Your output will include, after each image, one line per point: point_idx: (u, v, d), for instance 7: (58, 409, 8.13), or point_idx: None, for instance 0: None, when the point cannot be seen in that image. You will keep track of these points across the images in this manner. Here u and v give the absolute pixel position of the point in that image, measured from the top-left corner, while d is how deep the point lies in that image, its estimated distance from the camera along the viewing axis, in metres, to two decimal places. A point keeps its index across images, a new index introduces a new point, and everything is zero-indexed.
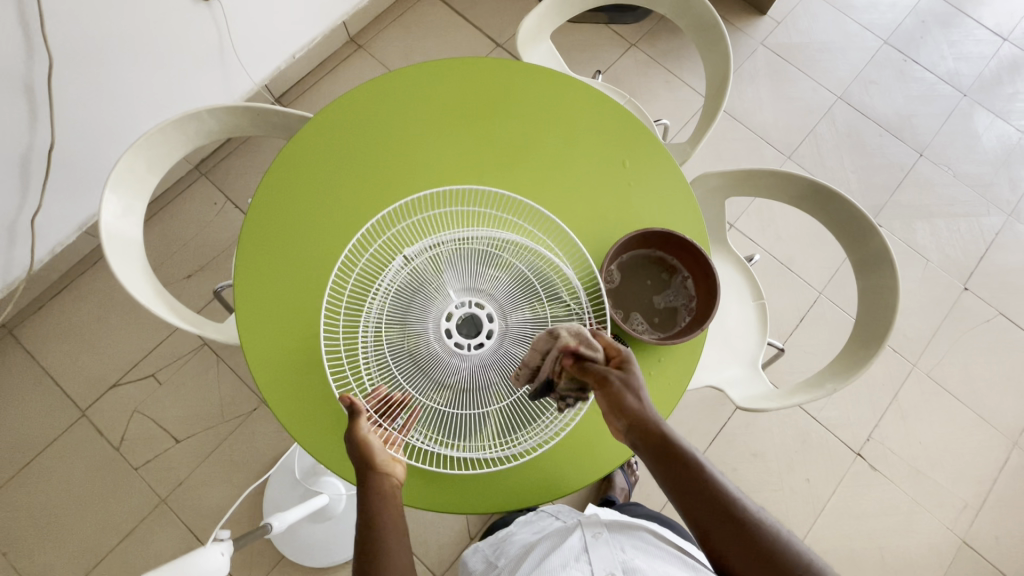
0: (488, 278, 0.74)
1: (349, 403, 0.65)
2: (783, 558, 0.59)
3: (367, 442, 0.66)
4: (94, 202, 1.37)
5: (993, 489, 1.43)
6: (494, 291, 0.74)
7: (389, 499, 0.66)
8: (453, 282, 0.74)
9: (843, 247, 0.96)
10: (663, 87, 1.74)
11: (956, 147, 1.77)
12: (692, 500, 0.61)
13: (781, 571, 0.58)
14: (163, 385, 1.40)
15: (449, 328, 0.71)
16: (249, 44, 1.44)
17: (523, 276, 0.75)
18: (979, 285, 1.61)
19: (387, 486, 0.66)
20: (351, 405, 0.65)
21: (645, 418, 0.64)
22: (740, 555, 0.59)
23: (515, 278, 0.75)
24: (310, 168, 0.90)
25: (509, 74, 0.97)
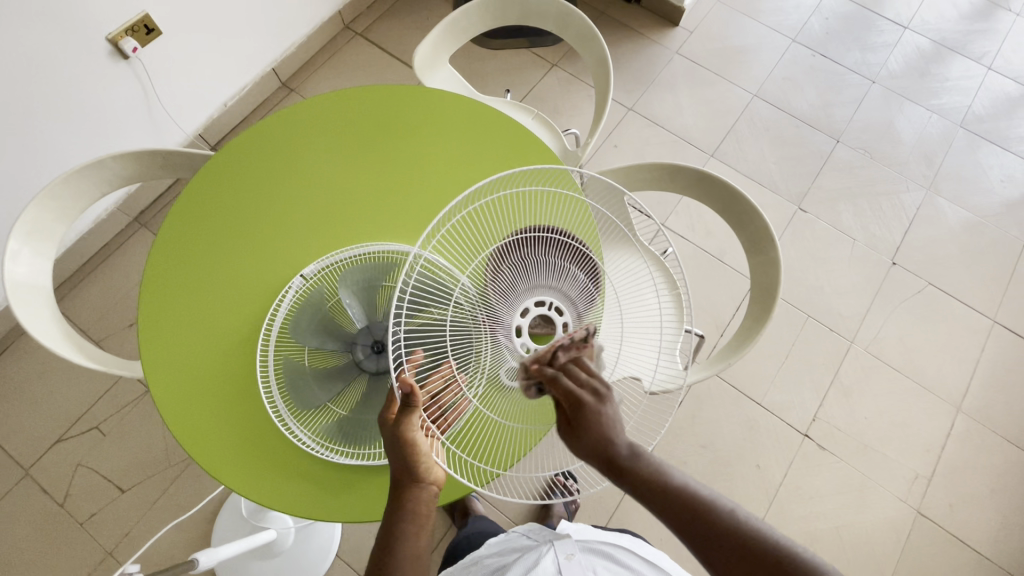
0: (557, 271, 0.71)
1: (409, 387, 0.65)
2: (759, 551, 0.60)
3: (412, 440, 0.69)
4: None
5: (942, 456, 1.44)
6: (564, 285, 0.71)
7: (417, 513, 0.68)
8: (515, 277, 0.70)
9: (733, 229, 1.00)
10: (586, 101, 1.82)
11: (871, 131, 1.85)
12: (678, 522, 0.62)
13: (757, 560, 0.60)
14: (107, 436, 1.40)
15: (521, 323, 0.68)
16: (175, 96, 1.51)
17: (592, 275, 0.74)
18: (906, 259, 1.66)
19: (423, 495, 0.69)
20: (410, 391, 0.66)
21: (607, 441, 0.59)
22: (738, 567, 0.60)
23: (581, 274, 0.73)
24: (211, 202, 0.94)
25: (393, 95, 1.03)
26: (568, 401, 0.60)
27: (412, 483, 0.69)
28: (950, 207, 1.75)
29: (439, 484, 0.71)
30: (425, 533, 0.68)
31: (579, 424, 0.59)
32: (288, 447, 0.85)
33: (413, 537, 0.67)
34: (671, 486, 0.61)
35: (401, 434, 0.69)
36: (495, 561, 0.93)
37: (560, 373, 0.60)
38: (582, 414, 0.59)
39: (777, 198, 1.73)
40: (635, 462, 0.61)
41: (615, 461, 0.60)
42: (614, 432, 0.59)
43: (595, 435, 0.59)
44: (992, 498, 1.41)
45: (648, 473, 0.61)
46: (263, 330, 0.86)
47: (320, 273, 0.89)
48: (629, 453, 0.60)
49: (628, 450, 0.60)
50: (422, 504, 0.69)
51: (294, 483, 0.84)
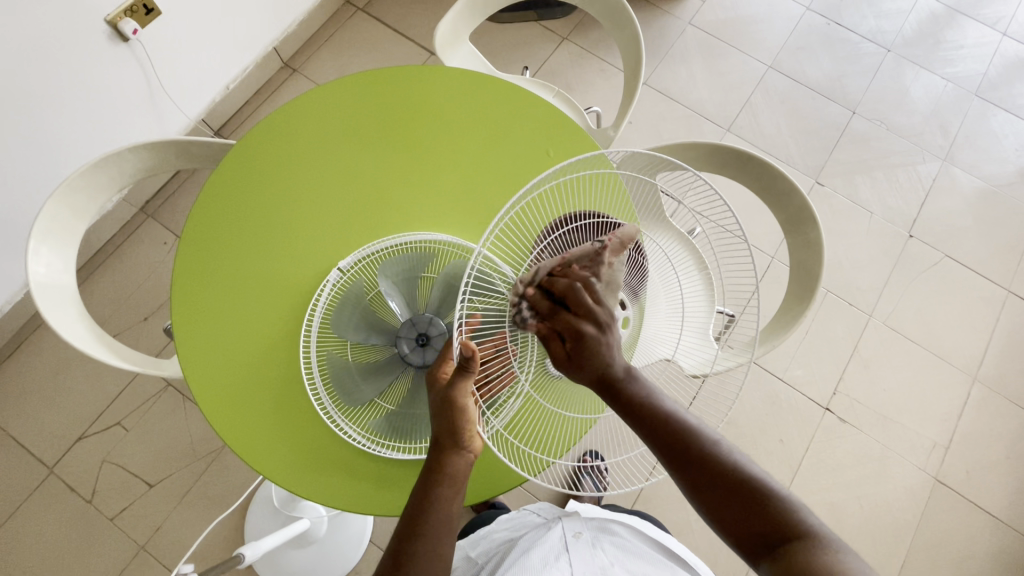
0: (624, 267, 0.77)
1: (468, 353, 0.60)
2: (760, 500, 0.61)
3: (462, 405, 0.66)
4: (19, 254, 1.30)
5: (958, 425, 1.48)
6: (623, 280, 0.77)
7: (451, 479, 0.67)
8: None
9: (772, 208, 0.98)
10: (598, 76, 1.77)
11: (886, 102, 1.83)
12: (673, 455, 0.63)
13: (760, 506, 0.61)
14: (130, 432, 1.38)
15: None
16: (178, 80, 1.44)
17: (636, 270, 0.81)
18: (923, 231, 1.66)
19: (459, 462, 0.68)
20: (469, 356, 0.60)
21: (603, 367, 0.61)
22: (736, 512, 0.61)
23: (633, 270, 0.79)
24: (237, 195, 0.91)
25: (415, 77, 0.98)
26: (570, 335, 0.59)
27: (453, 449, 0.68)
28: (965, 176, 1.75)
29: (477, 453, 0.70)
30: (457, 499, 0.68)
31: (580, 356, 0.59)
32: (338, 444, 0.84)
33: (447, 501, 0.67)
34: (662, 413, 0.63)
35: (452, 398, 0.66)
36: (506, 535, 0.94)
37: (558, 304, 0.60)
38: (582, 347, 0.59)
39: (794, 172, 1.72)
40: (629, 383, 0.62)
41: (612, 382, 0.61)
42: (611, 357, 0.61)
43: (596, 364, 0.61)
44: (1005, 462, 1.46)
45: (637, 397, 0.63)
46: (303, 329, 0.84)
47: (357, 266, 0.87)
48: (624, 373, 0.62)
49: (624, 371, 0.62)
50: (459, 470, 0.68)
51: (343, 477, 0.83)
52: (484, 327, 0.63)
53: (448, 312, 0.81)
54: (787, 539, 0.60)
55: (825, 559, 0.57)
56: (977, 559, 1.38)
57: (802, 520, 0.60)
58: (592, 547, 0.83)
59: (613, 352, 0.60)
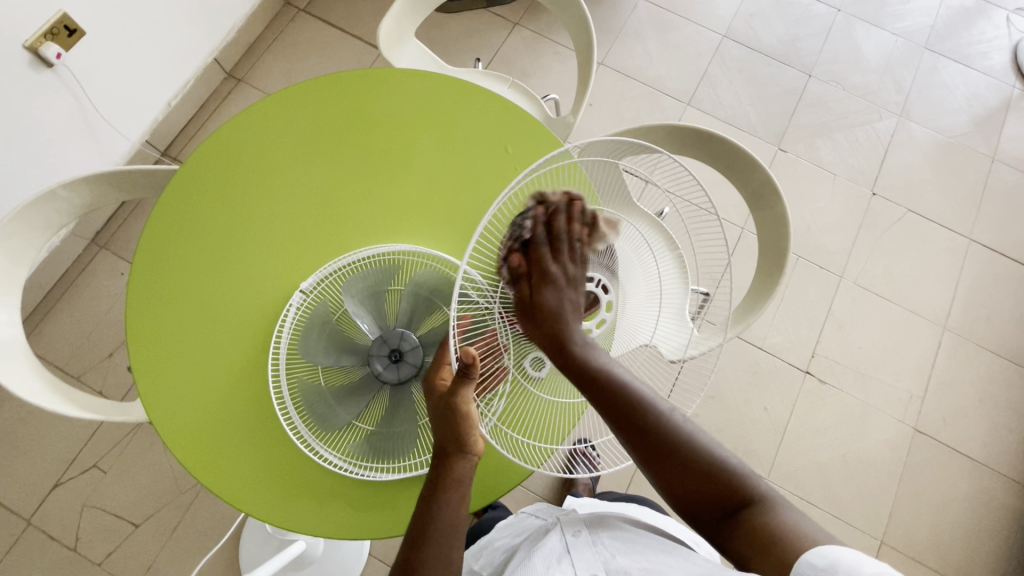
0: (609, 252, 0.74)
1: (471, 358, 0.59)
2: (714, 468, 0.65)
3: (465, 410, 0.65)
4: None
5: (932, 374, 1.52)
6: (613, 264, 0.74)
7: (459, 481, 0.67)
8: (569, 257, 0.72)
9: (734, 185, 0.98)
10: (554, 60, 1.73)
11: (840, 61, 1.83)
12: (625, 425, 0.65)
13: (714, 475, 0.65)
14: (108, 473, 1.34)
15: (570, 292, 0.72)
16: (112, 103, 1.37)
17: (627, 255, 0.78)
18: (885, 188, 1.69)
19: (464, 467, 0.67)
20: (471, 362, 0.59)
21: (560, 326, 0.63)
22: (689, 481, 0.65)
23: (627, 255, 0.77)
24: (188, 219, 0.86)
25: (364, 82, 0.94)
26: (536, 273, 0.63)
27: (457, 454, 0.67)
28: (920, 129, 1.77)
29: (480, 456, 0.68)
30: (462, 506, 0.67)
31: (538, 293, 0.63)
32: (320, 472, 0.82)
33: (452, 507, 0.66)
34: (618, 385, 0.65)
35: (454, 405, 0.65)
36: (508, 543, 0.93)
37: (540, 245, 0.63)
38: (544, 287, 0.63)
39: (757, 141, 1.72)
40: (583, 352, 0.64)
41: (564, 345, 0.63)
42: (569, 316, 0.64)
43: (553, 321, 0.63)
44: (978, 406, 1.51)
45: (593, 366, 0.64)
46: (270, 358, 0.81)
47: (318, 286, 0.83)
48: (581, 341, 0.64)
49: (581, 338, 0.64)
50: (465, 476, 0.67)
51: (327, 504, 0.82)
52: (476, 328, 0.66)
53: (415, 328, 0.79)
54: (740, 505, 0.64)
55: (779, 519, 0.62)
56: (958, 501, 1.44)
57: (755, 488, 0.65)
58: (592, 545, 0.81)
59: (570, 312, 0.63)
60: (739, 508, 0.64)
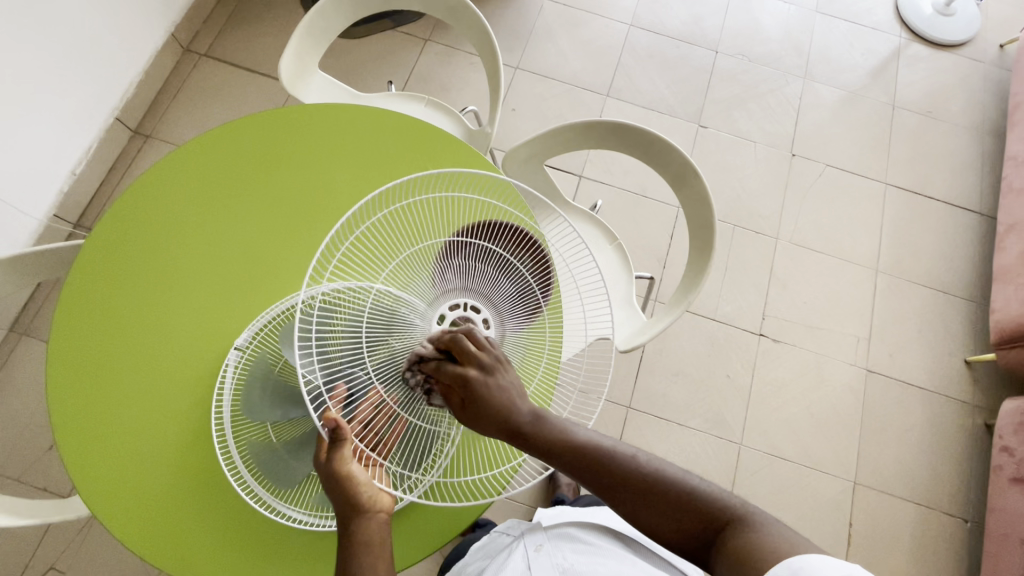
0: (487, 281, 0.68)
1: (334, 423, 0.60)
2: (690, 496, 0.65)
3: (348, 474, 0.65)
4: None
5: (874, 316, 1.61)
6: (492, 294, 0.69)
7: (370, 542, 0.65)
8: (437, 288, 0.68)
9: (655, 170, 1.00)
10: (470, 70, 1.74)
11: (742, 34, 1.92)
12: (596, 482, 0.66)
13: (692, 504, 0.64)
14: (68, 573, 1.25)
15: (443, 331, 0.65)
16: (9, 181, 1.28)
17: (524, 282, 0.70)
18: (803, 148, 1.78)
19: (372, 525, 0.65)
20: (336, 427, 0.60)
21: (507, 416, 0.63)
22: (671, 519, 0.64)
23: (518, 282, 0.69)
24: (104, 293, 0.82)
25: (271, 124, 0.92)
26: (458, 390, 0.60)
27: (357, 516, 0.65)
28: (825, 88, 1.87)
29: (388, 511, 0.67)
30: (381, 562, 0.64)
31: (472, 405, 0.61)
32: (287, 532, 0.79)
33: (369, 569, 0.63)
34: (577, 444, 0.66)
35: (335, 471, 0.65)
36: (478, 566, 0.91)
37: (445, 359, 0.61)
38: (475, 398, 0.61)
39: (678, 121, 1.78)
40: (538, 427, 0.65)
41: (519, 429, 0.64)
42: (511, 403, 0.63)
43: (496, 415, 0.62)
44: (919, 338, 1.60)
45: (553, 436, 0.66)
46: (214, 423, 0.78)
47: (252, 339, 0.79)
48: (531, 419, 0.65)
49: (531, 417, 0.65)
50: (374, 536, 0.65)
51: (300, 562, 0.78)
52: (354, 392, 0.62)
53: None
54: (724, 528, 0.63)
55: (759, 536, 0.60)
56: (917, 430, 1.52)
57: (731, 506, 0.64)
58: (553, 559, 0.81)
59: (510, 400, 0.62)
60: (724, 531, 0.63)
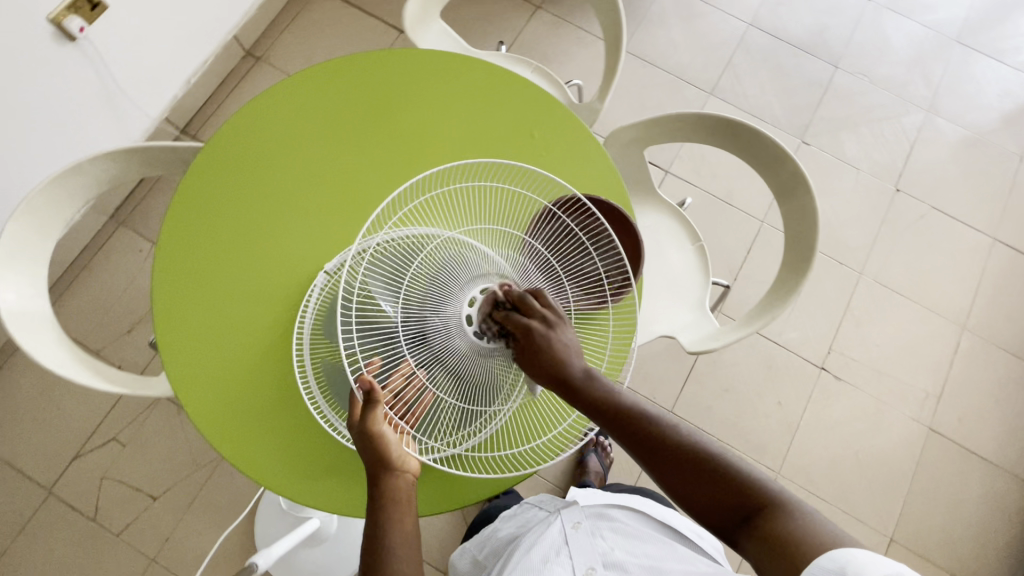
0: (511, 265, 0.71)
1: (369, 385, 0.63)
2: (729, 473, 0.65)
3: (379, 433, 0.66)
4: None
5: (950, 375, 1.51)
6: (518, 276, 0.71)
7: (398, 500, 0.66)
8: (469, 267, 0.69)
9: (762, 177, 0.97)
10: (575, 45, 1.71)
11: (868, 52, 1.79)
12: (636, 444, 0.68)
13: (730, 481, 0.64)
14: (127, 446, 1.36)
15: (471, 313, 0.67)
16: (135, 79, 1.37)
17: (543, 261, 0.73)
18: (909, 184, 1.66)
19: (399, 484, 0.67)
20: (371, 389, 0.63)
21: (563, 367, 0.67)
22: (706, 492, 0.65)
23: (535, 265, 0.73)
24: (213, 196, 0.87)
25: (391, 63, 0.93)
26: (521, 335, 0.66)
27: (386, 476, 0.66)
28: (948, 125, 1.74)
29: (414, 472, 0.68)
30: (408, 520, 0.66)
31: (532, 353, 0.66)
32: (344, 451, 0.83)
33: (398, 526, 0.65)
34: (622, 406, 0.68)
35: (366, 431, 0.65)
36: (510, 532, 0.93)
37: (513, 311, 0.66)
38: (535, 346, 0.66)
39: (780, 133, 1.70)
40: (589, 384, 0.69)
41: (570, 382, 0.67)
42: (568, 356, 0.67)
43: (552, 366, 0.67)
44: (994, 407, 1.49)
45: (600, 393, 0.68)
46: (296, 337, 0.81)
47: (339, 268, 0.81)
48: (583, 375, 0.68)
49: (582, 373, 0.69)
50: (401, 493, 0.66)
51: (351, 483, 0.83)
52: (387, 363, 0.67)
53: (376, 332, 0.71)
54: (759, 509, 0.62)
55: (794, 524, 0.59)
56: (971, 501, 1.43)
57: (770, 490, 0.63)
58: (591, 537, 0.82)
59: (565, 352, 0.67)
60: (759, 513, 0.62)
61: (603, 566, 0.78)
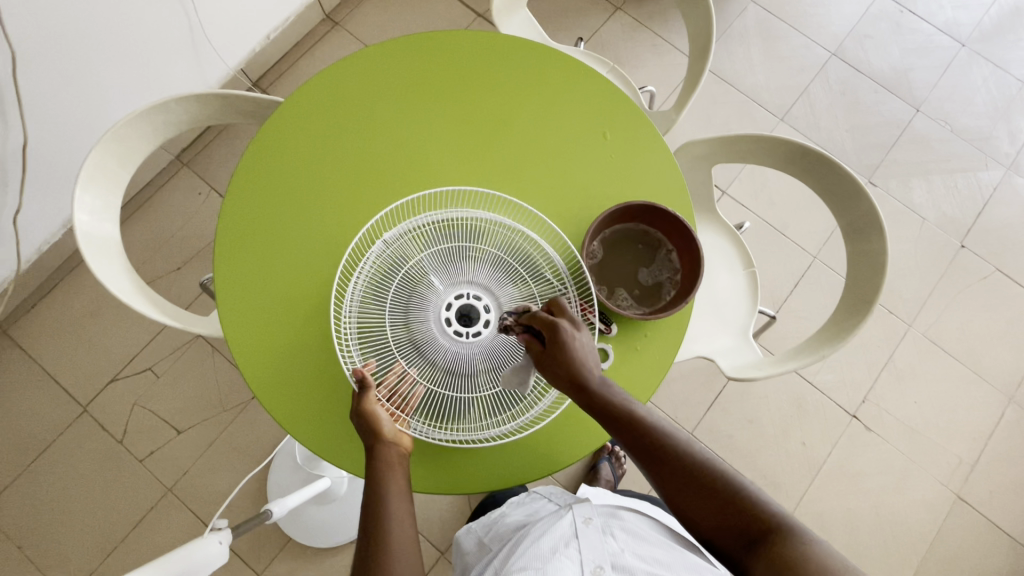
0: (477, 267, 0.79)
1: (361, 375, 0.71)
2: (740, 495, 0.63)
3: (372, 412, 0.72)
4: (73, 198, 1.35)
5: (987, 445, 1.45)
6: (484, 277, 0.79)
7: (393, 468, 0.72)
8: (441, 276, 0.78)
9: (832, 214, 0.96)
10: (650, 52, 1.68)
11: (954, 99, 1.72)
12: (646, 456, 0.67)
13: (740, 503, 0.63)
14: (160, 378, 1.41)
15: (448, 316, 0.76)
16: (220, 28, 1.40)
17: (506, 260, 0.80)
18: (976, 242, 1.59)
19: (391, 454, 0.72)
20: (363, 379, 0.71)
21: (578, 370, 0.68)
22: (713, 511, 0.63)
23: (501, 263, 0.79)
24: (282, 154, 0.88)
25: (471, 44, 0.94)
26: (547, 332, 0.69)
27: (377, 449, 0.72)
28: None
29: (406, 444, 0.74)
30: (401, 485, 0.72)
31: (554, 351, 0.68)
32: None
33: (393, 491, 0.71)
34: (635, 416, 0.69)
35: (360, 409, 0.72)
36: (518, 520, 0.94)
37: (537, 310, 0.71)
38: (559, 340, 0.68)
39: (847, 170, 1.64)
40: (603, 391, 0.70)
41: (585, 386, 0.69)
42: (583, 361, 0.69)
43: (568, 368, 0.69)
44: None
45: (613, 401, 0.69)
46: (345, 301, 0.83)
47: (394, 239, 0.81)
48: (599, 382, 0.69)
49: (598, 380, 0.70)
50: (394, 462, 0.72)
51: None
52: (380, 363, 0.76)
53: (398, 323, 0.77)
54: (768, 535, 0.60)
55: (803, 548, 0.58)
56: None
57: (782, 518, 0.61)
58: (602, 535, 0.81)
59: (579, 355, 0.68)
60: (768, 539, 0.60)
61: (611, 565, 0.77)
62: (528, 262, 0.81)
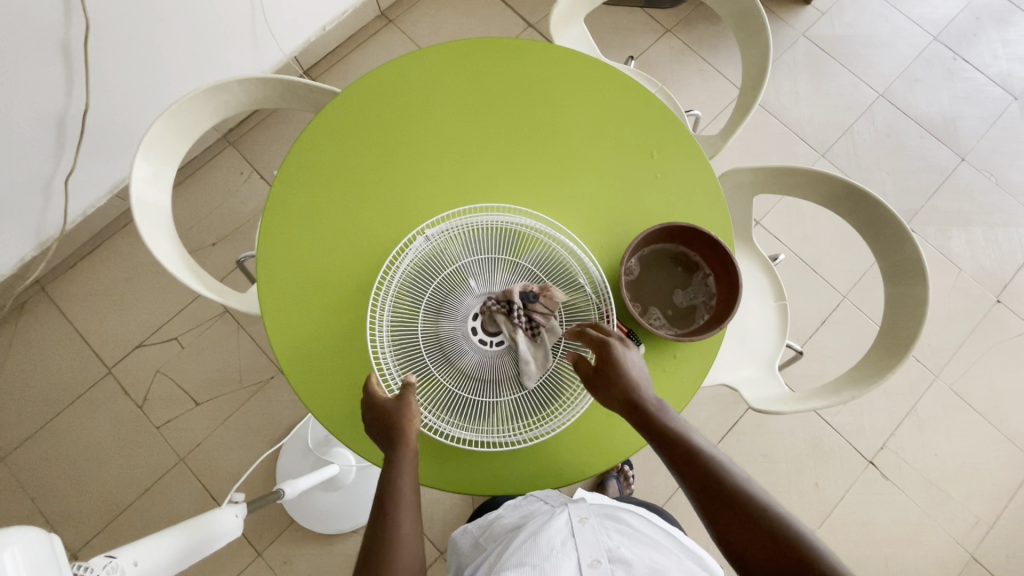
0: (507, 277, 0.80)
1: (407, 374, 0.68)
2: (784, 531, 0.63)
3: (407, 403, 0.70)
4: (123, 165, 1.39)
5: (1008, 507, 1.41)
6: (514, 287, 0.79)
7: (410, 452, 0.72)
8: (475, 283, 0.79)
9: (873, 254, 0.95)
10: (696, 76, 1.69)
11: (1002, 152, 1.69)
12: (693, 481, 0.68)
13: (784, 539, 0.62)
14: (185, 348, 1.44)
15: (474, 325, 0.78)
16: (281, 16, 1.45)
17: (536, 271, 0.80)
18: (1012, 298, 1.56)
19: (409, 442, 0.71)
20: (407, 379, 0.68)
21: (634, 390, 0.71)
22: (755, 543, 0.63)
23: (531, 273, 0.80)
24: (333, 147, 0.90)
25: (525, 54, 0.95)
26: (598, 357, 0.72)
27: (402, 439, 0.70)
28: None
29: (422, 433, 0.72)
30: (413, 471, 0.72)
31: (607, 373, 0.71)
32: None
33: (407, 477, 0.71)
34: (687, 440, 0.70)
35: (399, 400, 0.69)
36: (513, 521, 0.92)
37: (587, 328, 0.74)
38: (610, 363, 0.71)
39: None
40: (657, 412, 0.71)
41: (639, 406, 0.71)
42: (638, 382, 0.71)
43: (623, 388, 0.71)
44: None
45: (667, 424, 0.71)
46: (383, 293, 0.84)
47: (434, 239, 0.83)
48: (654, 402, 0.71)
49: (654, 401, 0.72)
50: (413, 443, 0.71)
51: None
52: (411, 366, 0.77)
53: (429, 321, 0.78)
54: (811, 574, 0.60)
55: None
56: None
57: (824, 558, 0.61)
58: (599, 533, 0.80)
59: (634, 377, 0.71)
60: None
61: (608, 561, 0.77)
62: (562, 273, 0.81)
